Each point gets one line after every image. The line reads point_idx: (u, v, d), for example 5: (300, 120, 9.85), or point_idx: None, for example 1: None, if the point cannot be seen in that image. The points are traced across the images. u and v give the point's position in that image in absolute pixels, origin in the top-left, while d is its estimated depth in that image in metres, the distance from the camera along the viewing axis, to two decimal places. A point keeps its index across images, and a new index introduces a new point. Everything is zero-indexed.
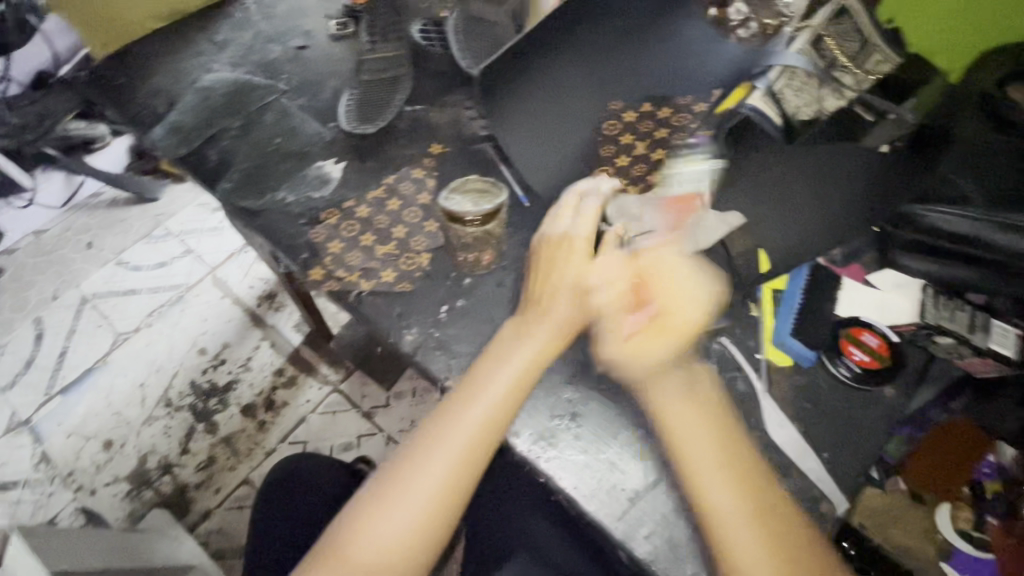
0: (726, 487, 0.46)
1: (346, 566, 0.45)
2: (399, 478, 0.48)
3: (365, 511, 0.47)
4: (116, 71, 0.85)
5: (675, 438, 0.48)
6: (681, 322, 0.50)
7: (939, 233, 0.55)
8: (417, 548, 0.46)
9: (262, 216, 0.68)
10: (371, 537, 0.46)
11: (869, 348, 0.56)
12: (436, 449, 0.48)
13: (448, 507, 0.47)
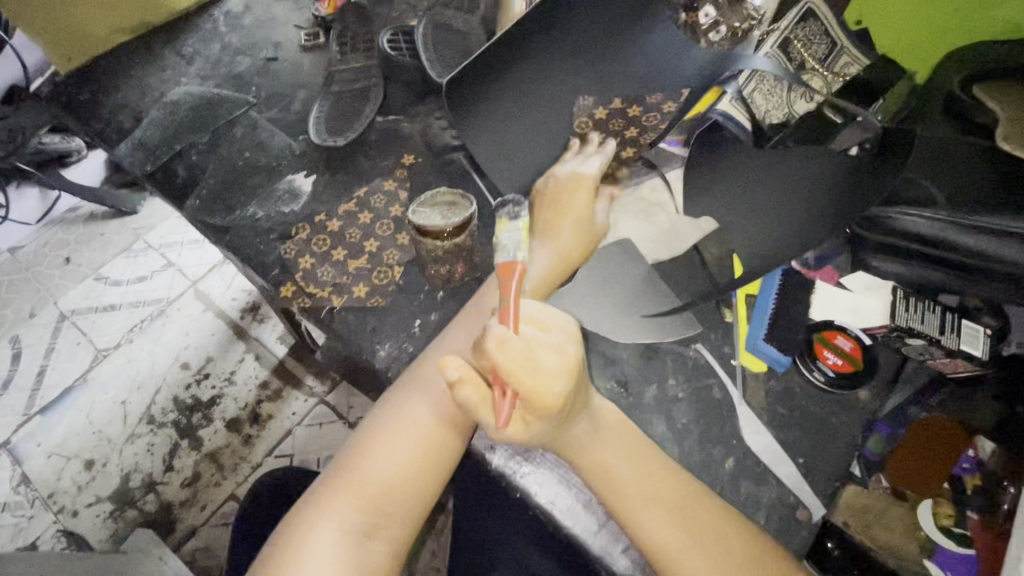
0: (661, 518, 0.46)
1: (360, 485, 0.47)
2: (397, 417, 0.50)
3: (359, 458, 0.48)
4: (81, 87, 0.84)
5: (606, 477, 0.47)
6: (549, 402, 0.40)
7: (908, 234, 0.54)
8: (414, 489, 0.48)
9: (231, 232, 0.67)
10: (367, 479, 0.47)
11: (842, 352, 0.57)
12: (427, 385, 0.52)
13: (440, 451, 0.49)
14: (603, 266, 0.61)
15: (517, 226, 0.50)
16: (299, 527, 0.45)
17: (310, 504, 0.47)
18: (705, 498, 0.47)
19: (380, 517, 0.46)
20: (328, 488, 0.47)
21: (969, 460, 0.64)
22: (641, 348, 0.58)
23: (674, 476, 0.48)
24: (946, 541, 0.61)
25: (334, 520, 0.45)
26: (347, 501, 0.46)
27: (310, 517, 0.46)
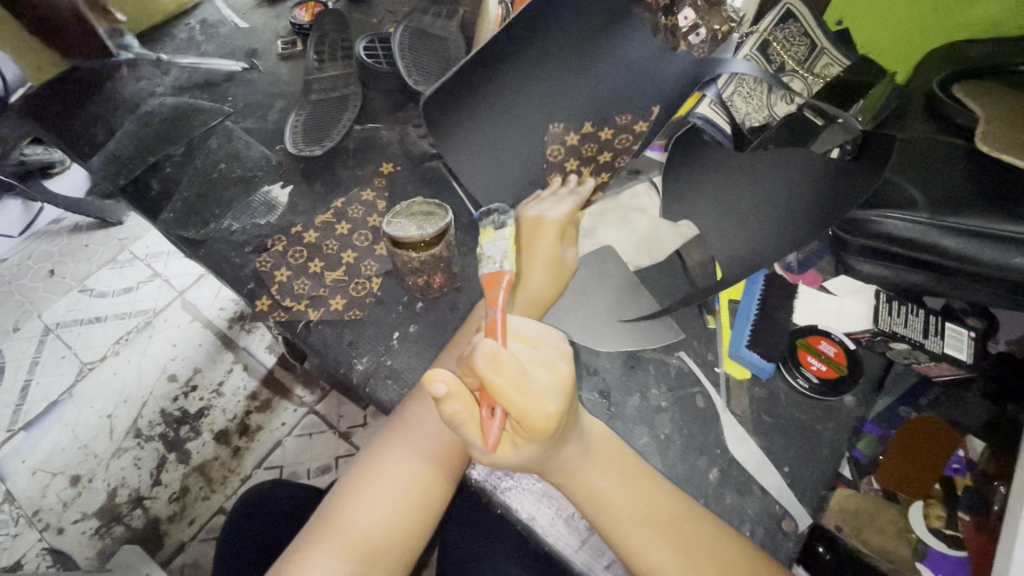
0: (650, 541, 0.45)
1: (345, 530, 0.43)
2: (384, 456, 0.47)
3: (344, 503, 0.45)
4: (53, 100, 0.82)
5: (593, 496, 0.46)
6: (541, 421, 0.40)
7: (892, 238, 0.54)
8: (404, 533, 0.44)
9: (206, 246, 0.66)
10: (354, 526, 0.43)
11: (826, 357, 0.56)
12: (415, 423, 0.49)
13: (432, 487, 0.46)
14: (585, 273, 0.60)
15: (501, 238, 0.50)
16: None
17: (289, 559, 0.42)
18: (691, 516, 0.47)
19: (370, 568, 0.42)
20: (309, 541, 0.43)
21: (960, 460, 0.64)
22: (623, 356, 0.58)
23: (665, 498, 0.47)
24: (940, 544, 0.60)
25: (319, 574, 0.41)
26: (331, 552, 0.42)
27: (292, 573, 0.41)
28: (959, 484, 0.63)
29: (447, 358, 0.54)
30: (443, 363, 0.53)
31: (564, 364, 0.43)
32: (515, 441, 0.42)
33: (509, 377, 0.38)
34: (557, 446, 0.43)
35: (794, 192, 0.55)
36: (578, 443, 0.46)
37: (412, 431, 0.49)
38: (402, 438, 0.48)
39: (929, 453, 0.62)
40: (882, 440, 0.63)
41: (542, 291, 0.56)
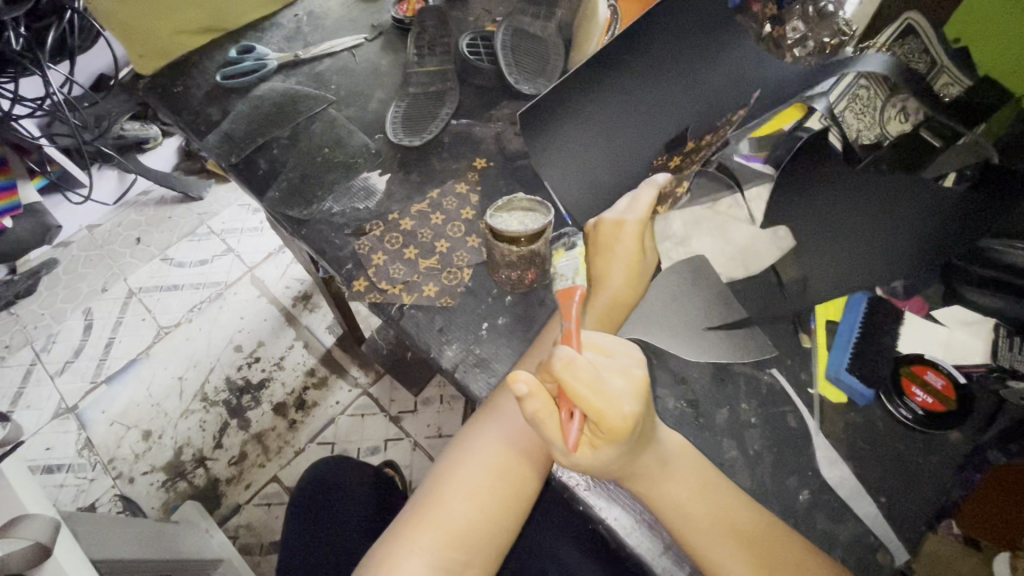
0: (734, 557, 0.45)
1: (432, 522, 0.46)
2: (468, 450, 0.50)
3: (439, 490, 0.48)
4: (173, 80, 0.88)
5: (672, 504, 0.46)
6: (617, 423, 0.40)
7: (1015, 270, 0.50)
8: (491, 523, 0.47)
9: (308, 226, 0.69)
10: (445, 514, 0.46)
11: (934, 389, 0.53)
12: (494, 420, 0.51)
13: (519, 480, 0.49)
14: (673, 284, 0.61)
15: (572, 257, 0.64)
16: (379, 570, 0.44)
17: (390, 541, 0.46)
18: (783, 538, 0.46)
19: (465, 556, 0.45)
20: (409, 525, 0.46)
21: None
22: (712, 367, 0.57)
23: (754, 514, 0.47)
24: None
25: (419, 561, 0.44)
26: (430, 537, 0.45)
27: (394, 560, 0.44)
28: None
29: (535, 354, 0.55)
30: (524, 362, 0.55)
31: (638, 371, 0.43)
32: (594, 443, 0.43)
33: (586, 380, 0.39)
34: (636, 447, 0.43)
35: (914, 227, 0.50)
36: (656, 452, 0.46)
37: (503, 424, 0.51)
38: (493, 429, 0.51)
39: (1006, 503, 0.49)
40: (966, 485, 0.51)
41: (622, 293, 0.58)
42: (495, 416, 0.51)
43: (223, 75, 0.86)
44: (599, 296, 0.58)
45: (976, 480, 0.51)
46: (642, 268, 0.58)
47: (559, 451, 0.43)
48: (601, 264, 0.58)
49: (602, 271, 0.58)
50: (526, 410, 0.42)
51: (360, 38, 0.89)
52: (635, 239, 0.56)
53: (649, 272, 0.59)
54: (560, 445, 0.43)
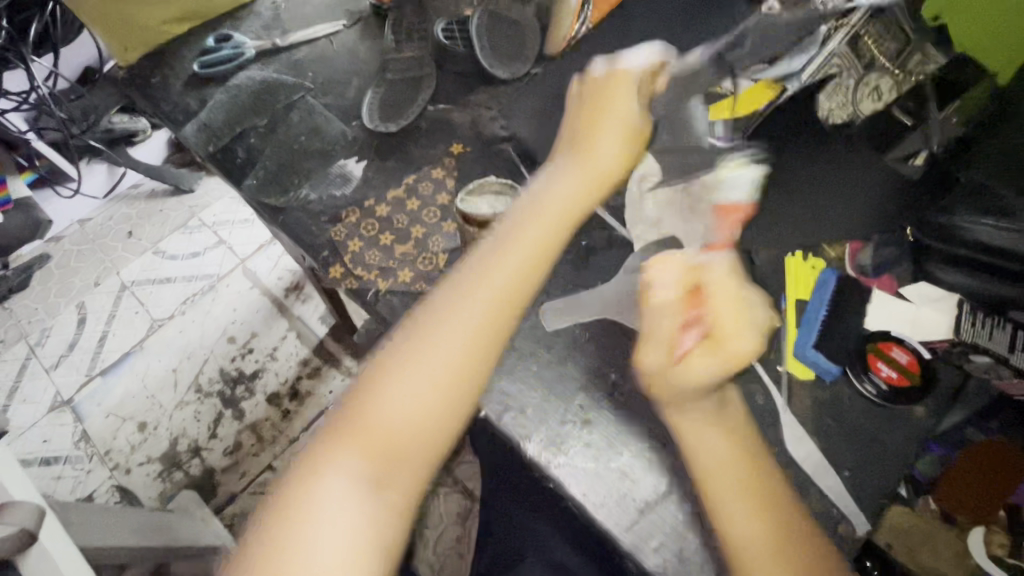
0: (746, 512, 0.43)
1: (367, 426, 0.44)
2: (415, 349, 0.46)
3: (377, 390, 0.45)
4: (152, 70, 0.88)
5: (691, 454, 0.46)
6: (733, 342, 0.46)
7: (981, 246, 0.53)
8: (432, 428, 0.45)
9: (285, 214, 0.70)
10: (383, 418, 0.44)
11: (899, 364, 0.54)
12: (447, 319, 0.47)
13: (457, 386, 0.46)
14: (642, 265, 0.61)
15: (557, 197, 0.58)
16: (303, 471, 0.43)
17: (317, 443, 0.44)
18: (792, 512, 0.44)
19: (394, 462, 0.43)
20: (337, 428, 0.44)
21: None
22: None
23: (759, 468, 0.45)
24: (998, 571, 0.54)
25: (346, 466, 0.42)
26: (360, 442, 0.43)
27: (321, 463, 0.43)
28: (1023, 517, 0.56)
29: (493, 255, 0.51)
30: (508, 218, 0.53)
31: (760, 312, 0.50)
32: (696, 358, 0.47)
33: (725, 303, 0.47)
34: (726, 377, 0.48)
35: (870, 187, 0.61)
36: (715, 396, 0.48)
37: (450, 328, 0.47)
38: (439, 332, 0.47)
39: (988, 479, 0.58)
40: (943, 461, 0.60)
41: (611, 168, 0.57)
42: (443, 316, 0.48)
43: (201, 65, 0.86)
44: (591, 148, 0.57)
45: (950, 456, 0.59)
46: (626, 117, 0.58)
47: (664, 359, 0.48)
48: (593, 126, 0.58)
49: (594, 130, 0.58)
50: (673, 297, 0.49)
51: (338, 24, 0.88)
52: (630, 95, 0.58)
53: (644, 136, 0.59)
54: (673, 351, 0.48)
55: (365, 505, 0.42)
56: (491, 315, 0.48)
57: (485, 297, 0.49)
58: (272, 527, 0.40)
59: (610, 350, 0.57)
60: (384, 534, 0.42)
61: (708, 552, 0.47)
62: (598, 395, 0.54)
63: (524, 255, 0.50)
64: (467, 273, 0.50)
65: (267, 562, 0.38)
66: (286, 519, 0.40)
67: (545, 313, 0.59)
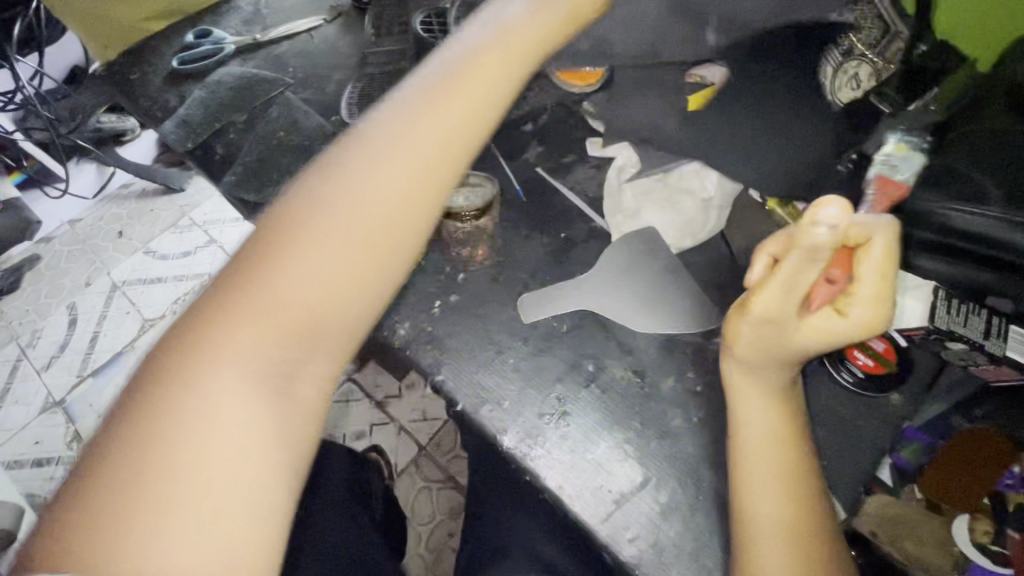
0: (777, 498, 0.42)
1: (266, 297, 0.36)
2: (329, 204, 0.39)
3: (277, 255, 0.37)
4: (131, 66, 0.87)
5: (734, 420, 0.46)
6: (872, 320, 0.43)
7: (957, 232, 0.51)
8: (351, 298, 0.38)
9: (264, 210, 0.69)
10: (290, 288, 0.36)
11: (874, 352, 0.56)
12: (367, 173, 0.40)
13: (382, 265, 0.40)
14: (622, 255, 0.61)
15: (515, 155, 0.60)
16: (184, 350, 0.34)
17: (201, 315, 0.35)
18: (818, 504, 0.43)
19: (304, 348, 0.37)
20: (229, 297, 0.36)
21: (1013, 475, 0.55)
22: (661, 339, 0.57)
23: (798, 450, 0.45)
24: (984, 561, 0.53)
25: (244, 350, 0.35)
26: (261, 321, 0.36)
27: (207, 343, 0.34)
28: (1009, 502, 0.55)
29: (427, 114, 0.43)
30: (432, 70, 0.45)
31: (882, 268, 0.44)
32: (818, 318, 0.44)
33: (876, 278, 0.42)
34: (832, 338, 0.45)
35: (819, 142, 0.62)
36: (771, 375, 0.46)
37: (376, 191, 0.40)
38: (363, 195, 0.40)
39: (976, 464, 0.55)
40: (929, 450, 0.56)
41: None
42: (366, 176, 0.40)
43: (181, 60, 0.85)
44: None
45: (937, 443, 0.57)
46: None
47: (774, 319, 0.43)
48: None
49: None
50: (831, 249, 0.39)
51: (318, 19, 0.88)
52: None
53: None
54: (792, 315, 0.43)
55: (266, 398, 0.35)
56: (422, 184, 0.42)
57: (417, 163, 0.41)
58: (142, 417, 0.32)
59: (587, 343, 0.57)
60: (291, 431, 0.36)
61: (682, 544, 0.47)
62: (575, 386, 0.54)
63: (458, 109, 0.44)
64: (395, 128, 0.42)
65: (137, 461, 0.30)
66: (162, 408, 0.32)
67: (523, 305, 0.59)
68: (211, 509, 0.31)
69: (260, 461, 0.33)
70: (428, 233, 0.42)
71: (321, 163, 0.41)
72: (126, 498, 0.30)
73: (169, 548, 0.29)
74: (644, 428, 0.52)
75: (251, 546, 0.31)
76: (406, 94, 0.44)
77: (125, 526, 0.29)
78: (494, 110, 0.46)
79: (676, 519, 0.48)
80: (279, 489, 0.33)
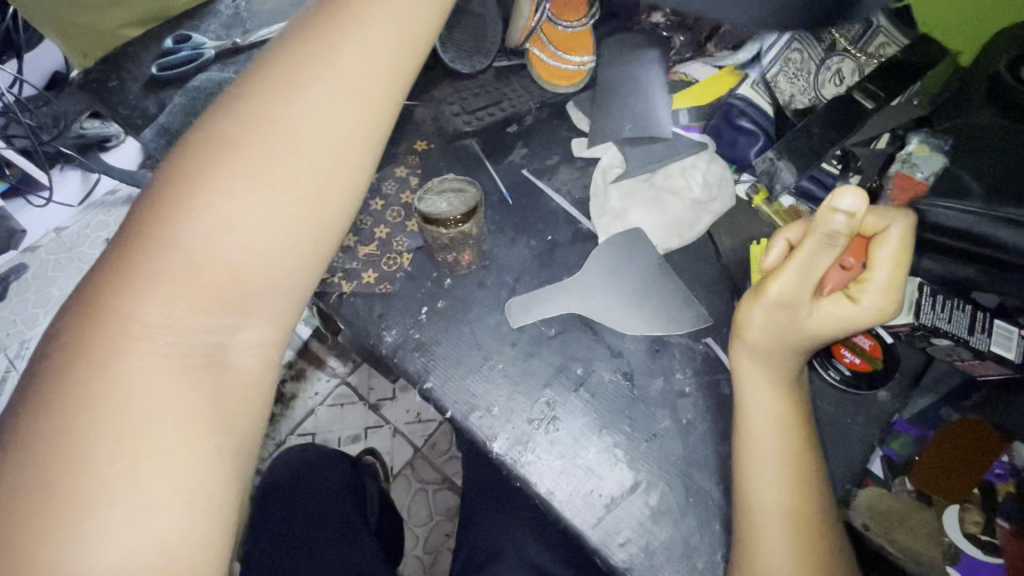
0: (780, 493, 0.42)
1: (174, 253, 0.33)
2: (244, 149, 0.35)
3: (186, 207, 0.33)
4: (109, 73, 0.86)
5: (742, 405, 0.46)
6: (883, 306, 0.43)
7: (937, 227, 0.52)
8: (272, 254, 0.35)
9: None
10: (202, 243, 0.33)
11: (861, 350, 0.58)
12: (287, 113, 0.36)
13: (308, 220, 0.36)
14: (611, 256, 0.61)
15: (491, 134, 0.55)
16: (91, 325, 0.31)
17: (106, 283, 0.32)
18: (820, 499, 0.43)
19: (228, 315, 0.34)
20: (134, 265, 0.32)
21: (1003, 465, 0.53)
22: (649, 341, 0.57)
23: (803, 445, 0.44)
24: (973, 550, 0.51)
25: (158, 322, 0.32)
26: (173, 290, 0.32)
27: (116, 316, 0.31)
28: (999, 491, 0.52)
29: (349, 49, 0.38)
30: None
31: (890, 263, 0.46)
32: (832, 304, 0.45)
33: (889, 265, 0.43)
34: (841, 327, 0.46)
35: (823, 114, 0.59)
36: (774, 370, 0.46)
37: (294, 138, 0.36)
38: (279, 144, 0.35)
39: (964, 453, 0.54)
40: (919, 442, 0.56)
41: None
42: (282, 119, 0.36)
43: (160, 66, 0.83)
44: None
45: (927, 435, 0.56)
46: None
47: (788, 305, 0.44)
48: None
49: None
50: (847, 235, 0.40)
51: None
52: None
53: None
54: (806, 300, 0.44)
55: (189, 371, 0.32)
56: (349, 130, 0.37)
57: (339, 105, 0.37)
58: (46, 400, 0.29)
59: (574, 347, 0.56)
60: (221, 404, 0.33)
61: (672, 546, 0.47)
62: (563, 390, 0.54)
63: (387, 41, 0.39)
64: (314, 66, 0.37)
65: (43, 446, 0.28)
66: (68, 388, 0.29)
67: (511, 310, 0.58)
68: (131, 491, 0.29)
69: (185, 439, 0.31)
70: (356, 184, 0.38)
71: (235, 100, 0.36)
72: (35, 486, 0.28)
73: (87, 533, 0.28)
74: (632, 431, 0.52)
75: (179, 524, 0.30)
76: (326, 21, 0.39)
77: (37, 514, 0.27)
78: (424, 46, 0.41)
79: (666, 522, 0.48)
80: (208, 465, 0.31)
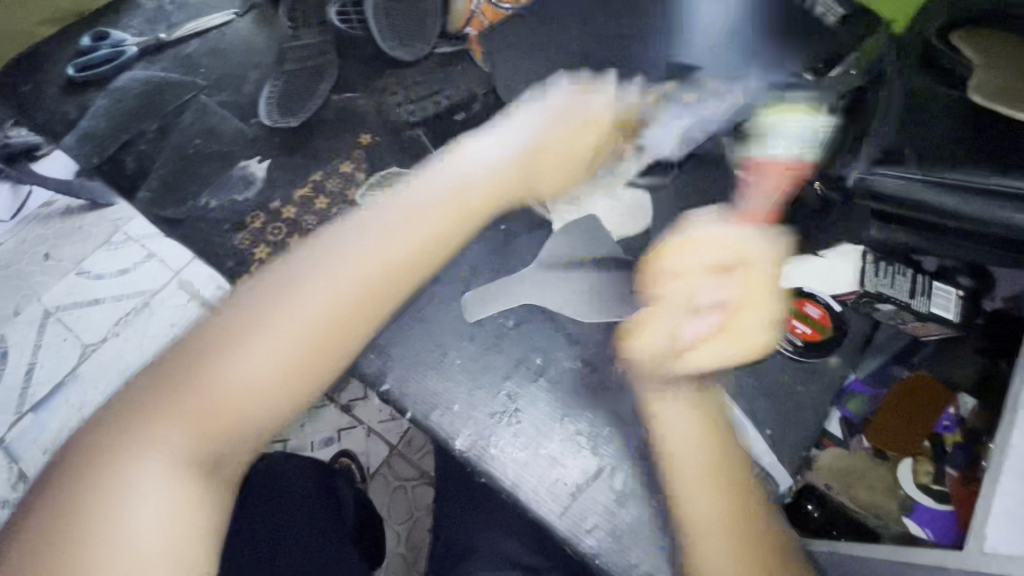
0: (712, 500, 0.41)
1: (191, 395, 0.37)
2: (262, 309, 0.39)
3: (206, 356, 0.38)
4: (31, 80, 0.85)
5: (657, 425, 0.44)
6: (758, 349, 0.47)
7: (876, 195, 0.53)
8: (267, 412, 0.38)
9: (185, 224, 0.77)
10: (211, 394, 0.37)
11: (812, 320, 0.57)
12: (307, 281, 0.40)
13: (302, 385, 0.39)
14: (566, 245, 0.60)
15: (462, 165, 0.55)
16: (115, 435, 0.37)
17: (134, 404, 0.38)
18: (751, 497, 0.42)
19: (223, 448, 0.37)
20: (161, 389, 0.37)
21: (950, 416, 0.57)
22: (609, 326, 0.56)
23: (718, 450, 0.43)
24: (925, 500, 0.53)
25: (162, 448, 0.36)
26: (182, 419, 0.37)
27: (134, 432, 0.37)
28: (947, 442, 0.56)
29: (378, 235, 0.43)
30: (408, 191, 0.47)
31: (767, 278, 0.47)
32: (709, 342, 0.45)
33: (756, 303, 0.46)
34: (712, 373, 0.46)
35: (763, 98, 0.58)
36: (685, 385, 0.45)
37: (307, 300, 0.39)
38: (298, 310, 0.39)
39: (914, 407, 0.58)
40: (873, 402, 0.62)
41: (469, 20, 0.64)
42: (304, 285, 0.40)
43: (78, 67, 0.83)
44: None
45: (880, 395, 0.61)
46: None
47: (677, 299, 0.46)
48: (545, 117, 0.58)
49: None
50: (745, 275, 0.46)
51: (229, 14, 0.87)
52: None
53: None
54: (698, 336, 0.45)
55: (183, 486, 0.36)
56: (355, 296, 0.41)
57: (353, 279, 0.41)
58: (71, 479, 0.35)
59: (534, 337, 0.56)
60: (205, 503, 0.37)
61: (640, 528, 0.48)
62: (525, 381, 0.54)
63: (413, 225, 0.44)
64: (343, 245, 0.42)
65: (70, 519, 0.34)
66: (98, 477, 0.35)
67: (465, 302, 0.57)
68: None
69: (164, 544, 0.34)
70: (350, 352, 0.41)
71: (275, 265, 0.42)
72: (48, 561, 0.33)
73: None
74: (594, 416, 0.52)
75: None
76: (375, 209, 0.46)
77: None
78: (455, 233, 0.46)
79: (633, 507, 0.48)
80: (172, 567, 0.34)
